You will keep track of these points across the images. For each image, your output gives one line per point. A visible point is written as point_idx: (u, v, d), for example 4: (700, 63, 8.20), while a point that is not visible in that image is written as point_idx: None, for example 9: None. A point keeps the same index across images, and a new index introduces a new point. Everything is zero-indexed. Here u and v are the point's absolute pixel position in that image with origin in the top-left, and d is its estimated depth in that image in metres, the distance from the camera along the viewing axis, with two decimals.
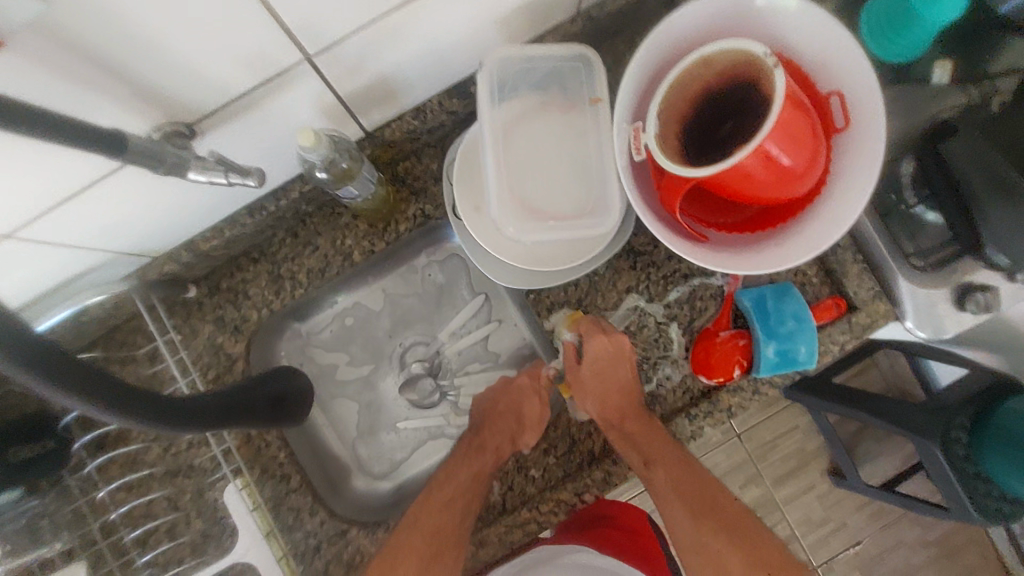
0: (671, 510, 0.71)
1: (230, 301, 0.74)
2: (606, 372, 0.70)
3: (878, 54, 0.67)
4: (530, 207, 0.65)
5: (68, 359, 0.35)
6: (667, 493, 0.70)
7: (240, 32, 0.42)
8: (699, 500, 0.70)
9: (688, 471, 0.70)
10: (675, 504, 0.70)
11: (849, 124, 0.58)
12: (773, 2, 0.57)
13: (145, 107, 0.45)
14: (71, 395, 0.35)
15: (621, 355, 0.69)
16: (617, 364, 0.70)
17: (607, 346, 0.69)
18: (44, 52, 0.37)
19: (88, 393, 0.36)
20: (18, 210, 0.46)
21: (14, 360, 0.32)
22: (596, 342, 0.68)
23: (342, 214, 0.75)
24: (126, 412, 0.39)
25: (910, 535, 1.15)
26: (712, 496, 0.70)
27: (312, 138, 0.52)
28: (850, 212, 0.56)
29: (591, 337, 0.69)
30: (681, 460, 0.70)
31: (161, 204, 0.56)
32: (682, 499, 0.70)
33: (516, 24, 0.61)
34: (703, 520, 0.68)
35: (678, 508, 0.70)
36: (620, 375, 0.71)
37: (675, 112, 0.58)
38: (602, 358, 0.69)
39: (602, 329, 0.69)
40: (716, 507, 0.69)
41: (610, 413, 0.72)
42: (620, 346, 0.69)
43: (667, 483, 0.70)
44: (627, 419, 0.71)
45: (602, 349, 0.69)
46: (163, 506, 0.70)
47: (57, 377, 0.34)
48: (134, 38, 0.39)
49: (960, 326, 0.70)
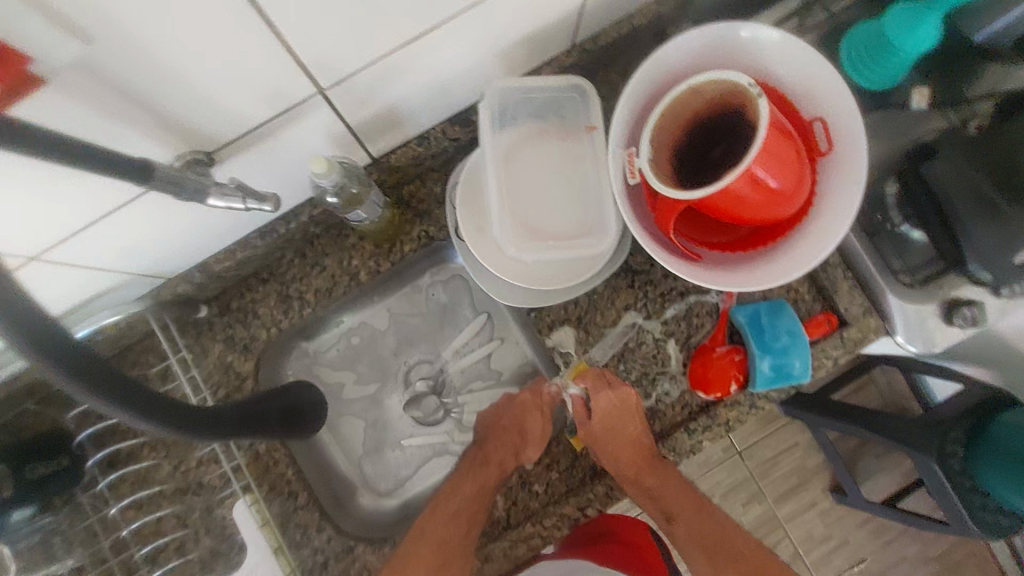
0: (690, 558, 0.71)
1: (240, 321, 0.76)
2: (613, 428, 0.72)
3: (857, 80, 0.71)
4: (531, 228, 0.67)
5: (106, 367, 0.38)
6: (689, 544, 0.72)
7: (259, 66, 0.45)
8: (715, 545, 0.71)
9: (704, 518, 0.73)
10: (694, 552, 0.71)
11: (832, 147, 0.61)
12: (756, 35, 0.61)
13: (170, 138, 0.48)
14: (106, 401, 0.38)
15: (629, 410, 0.71)
16: (625, 415, 0.72)
17: (613, 401, 0.71)
18: (83, 88, 0.40)
19: (121, 399, 0.38)
20: (48, 234, 0.49)
21: (55, 364, 0.34)
22: (604, 398, 0.71)
23: (350, 236, 0.77)
24: (155, 419, 0.41)
25: (913, 551, 1.15)
26: (725, 537, 0.71)
27: (324, 164, 0.55)
28: (836, 230, 0.59)
29: (597, 395, 0.71)
30: (694, 505, 0.74)
31: (180, 228, 0.59)
32: (702, 551, 0.71)
33: (516, 56, 0.65)
34: (720, 561, 0.69)
35: (697, 556, 0.71)
36: (630, 429, 0.72)
37: (666, 138, 0.61)
38: (610, 412, 0.72)
39: (607, 384, 0.71)
40: (728, 545, 0.70)
41: (623, 467, 0.72)
42: (625, 398, 0.71)
43: (687, 534, 0.73)
44: (641, 473, 0.73)
45: (606, 405, 0.71)
46: (172, 523, 0.71)
47: (94, 383, 0.36)
48: (165, 76, 0.42)
49: (949, 340, 0.71)
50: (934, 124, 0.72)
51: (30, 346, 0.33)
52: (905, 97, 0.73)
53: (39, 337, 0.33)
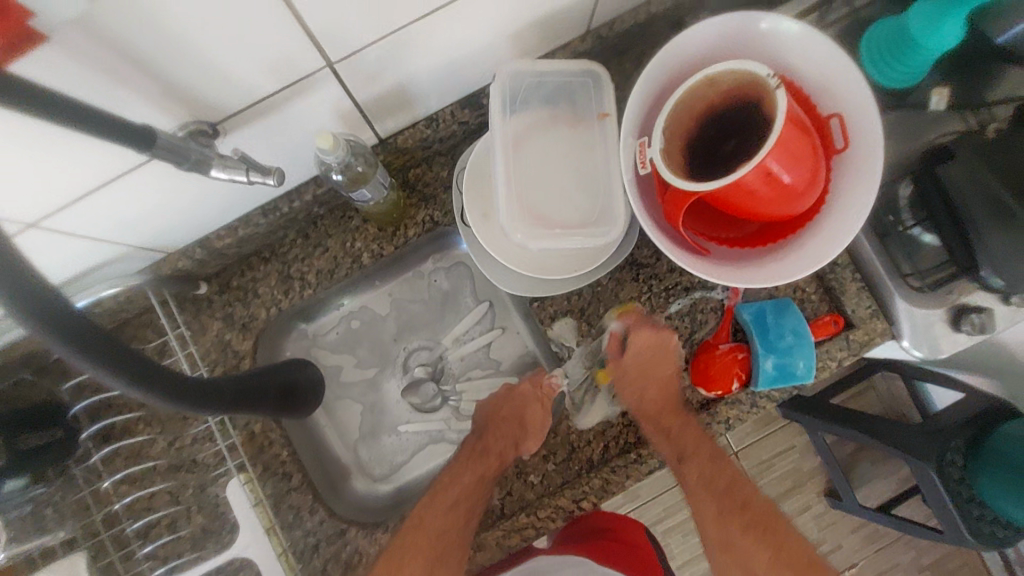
0: (699, 503, 0.74)
1: (239, 299, 0.75)
2: (649, 368, 0.73)
3: (870, 71, 0.70)
4: (537, 215, 0.66)
5: (109, 338, 0.37)
6: (700, 490, 0.74)
7: (267, 35, 0.44)
8: (728, 498, 0.73)
9: (723, 470, 0.74)
10: (705, 501, 0.73)
11: (848, 144, 0.60)
12: (775, 27, 0.59)
13: (175, 105, 0.47)
14: (111, 373, 0.37)
15: (665, 351, 0.71)
16: (660, 356, 0.72)
17: (652, 342, 0.71)
18: (86, 49, 0.39)
19: (126, 371, 0.38)
20: (48, 201, 0.48)
21: (58, 337, 0.33)
22: (643, 334, 0.71)
23: (354, 218, 0.76)
24: (159, 391, 0.41)
25: (906, 557, 1.15)
26: (739, 493, 0.73)
27: (330, 141, 0.53)
28: (847, 230, 0.58)
29: (639, 330, 0.71)
30: (715, 461, 0.73)
31: (181, 200, 0.58)
32: (714, 498, 0.73)
33: (529, 40, 0.63)
34: (729, 511, 0.72)
35: (710, 509, 0.73)
36: (663, 371, 0.73)
37: (678, 129, 0.60)
38: (647, 351, 0.72)
39: (650, 325, 0.71)
40: (741, 495, 0.73)
41: (649, 404, 0.73)
42: (666, 340, 0.71)
43: (698, 479, 0.73)
44: (665, 417, 0.72)
45: (646, 343, 0.71)
46: (164, 500, 0.70)
47: (99, 356, 0.36)
48: (170, 40, 0.41)
49: (955, 346, 0.70)
50: (949, 127, 0.71)
51: (39, 321, 0.32)
52: (923, 97, 0.72)
53: (44, 308, 0.32)
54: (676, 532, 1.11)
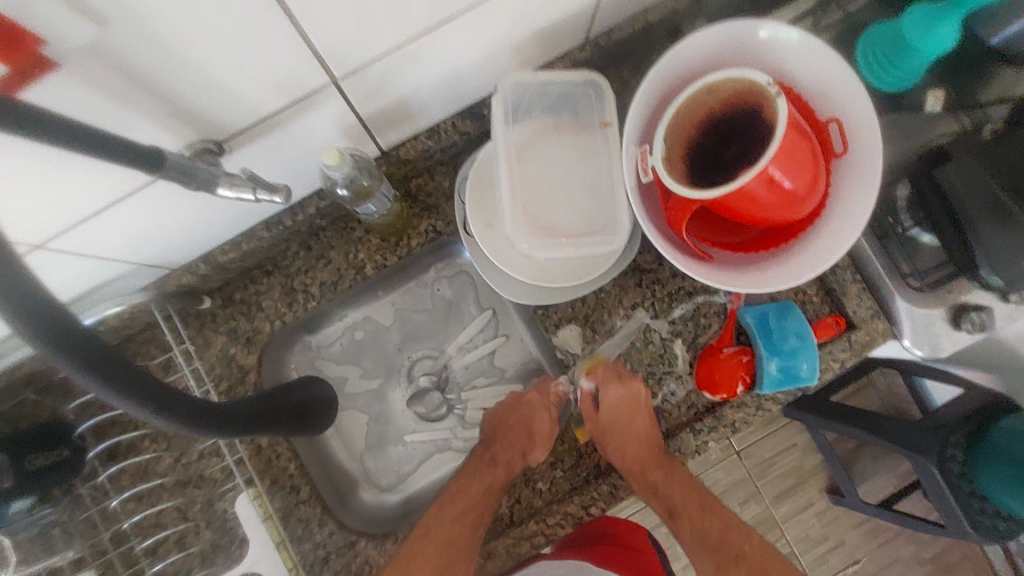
0: (697, 561, 0.74)
1: (243, 313, 0.75)
2: (621, 424, 0.73)
3: (866, 70, 0.70)
4: (541, 224, 0.67)
5: (121, 359, 0.36)
6: (684, 529, 0.76)
7: (274, 54, 0.44)
8: (721, 546, 0.73)
9: (710, 519, 0.75)
10: (703, 558, 0.74)
11: (847, 149, 0.61)
12: (773, 34, 0.60)
13: (181, 125, 0.47)
14: (121, 395, 0.36)
15: (640, 406, 0.72)
16: (634, 408, 0.72)
17: (622, 396, 0.72)
18: (94, 73, 0.39)
19: (136, 394, 0.37)
20: (53, 223, 0.48)
21: (69, 357, 0.33)
22: (612, 391, 0.72)
23: (356, 229, 0.76)
24: (169, 414, 0.41)
25: (908, 553, 1.16)
26: (733, 538, 0.73)
27: (336, 157, 0.54)
28: (849, 233, 0.59)
29: (607, 386, 0.72)
30: (701, 509, 0.76)
31: (186, 217, 0.58)
32: (709, 553, 0.73)
33: (530, 50, 0.64)
34: (725, 558, 0.72)
35: (707, 566, 0.73)
36: (639, 423, 0.73)
37: (680, 136, 0.60)
38: (619, 405, 0.72)
39: (618, 377, 0.72)
40: (733, 546, 0.73)
41: (630, 463, 0.73)
42: (636, 394, 0.72)
43: (692, 532, 0.75)
44: (648, 470, 0.74)
45: (614, 399, 0.72)
46: (173, 515, 0.70)
47: (110, 377, 0.35)
48: (178, 62, 0.41)
49: (957, 344, 0.71)
50: (944, 129, 0.72)
51: (59, 347, 0.32)
52: (918, 100, 0.73)
53: (56, 328, 0.32)
54: None
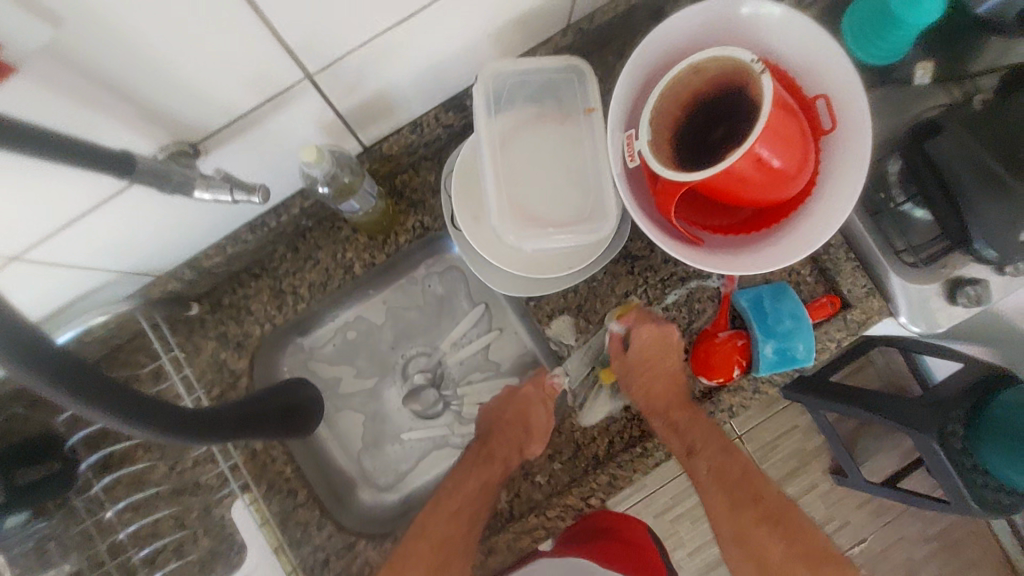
0: (710, 495, 0.73)
1: (232, 317, 0.74)
2: (652, 363, 0.72)
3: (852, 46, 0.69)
4: (529, 215, 0.66)
5: (88, 369, 0.36)
6: (708, 482, 0.73)
7: (244, 51, 0.43)
8: (736, 490, 0.72)
9: (732, 460, 0.73)
10: (716, 491, 0.73)
11: (836, 125, 0.60)
12: (756, 11, 0.59)
13: (153, 128, 0.46)
14: (92, 406, 0.36)
15: (668, 347, 0.71)
16: (664, 347, 0.71)
17: (656, 336, 0.70)
18: (56, 76, 0.37)
19: (107, 403, 0.37)
20: (27, 233, 0.47)
21: (30, 370, 0.32)
22: (646, 331, 0.70)
23: (343, 228, 0.75)
24: (146, 423, 0.40)
25: (913, 530, 1.16)
26: (753, 486, 0.72)
27: (314, 154, 0.53)
28: (841, 211, 0.58)
29: (642, 328, 0.70)
30: (723, 450, 0.72)
31: (166, 222, 0.57)
32: (723, 490, 0.72)
33: (510, 37, 0.62)
34: (741, 501, 0.71)
35: (719, 498, 0.72)
36: (667, 364, 0.72)
37: (666, 119, 0.59)
38: (648, 348, 0.71)
39: (652, 320, 0.71)
40: (751, 489, 0.72)
41: (654, 402, 0.72)
42: (667, 336, 0.71)
43: (709, 474, 0.73)
44: (672, 411, 0.72)
45: (648, 336, 0.70)
46: (170, 524, 0.69)
47: (77, 388, 0.34)
48: (142, 62, 0.40)
49: (952, 320, 0.70)
50: (934, 101, 0.71)
51: (26, 366, 0.32)
52: (909, 72, 0.71)
53: (11, 341, 0.31)
54: (685, 519, 1.12)
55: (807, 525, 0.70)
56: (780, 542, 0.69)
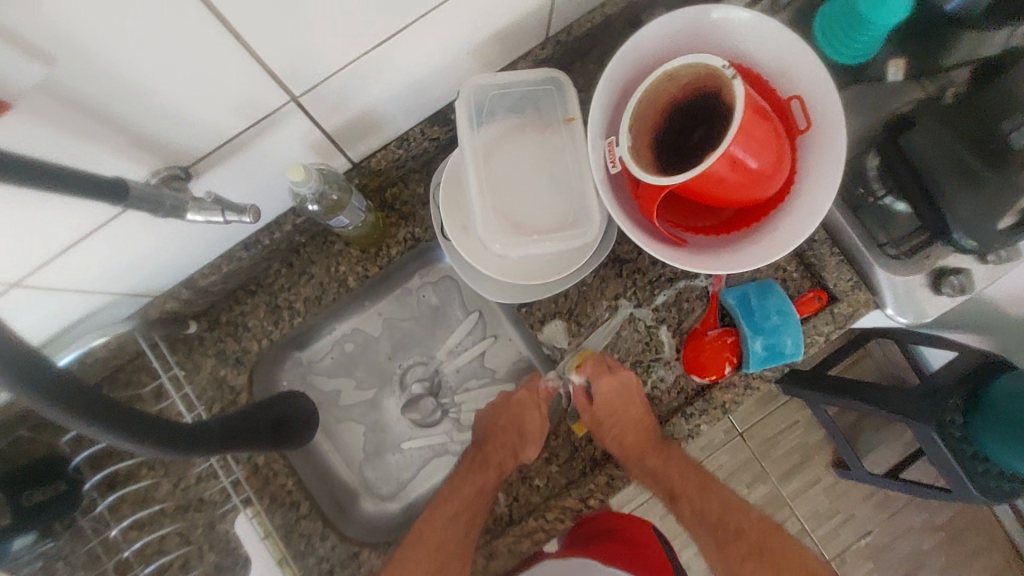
0: (698, 539, 0.73)
1: (230, 334, 0.76)
2: (618, 410, 0.72)
3: (820, 39, 0.71)
4: (514, 223, 0.67)
5: (93, 392, 0.38)
6: (690, 520, 0.73)
7: (229, 77, 0.45)
8: (720, 527, 0.71)
9: (710, 497, 0.73)
10: (699, 527, 0.72)
11: (810, 125, 0.62)
12: (727, 16, 0.61)
13: (143, 154, 0.47)
14: (96, 426, 0.38)
15: (632, 389, 0.72)
16: (628, 397, 0.72)
17: (614, 384, 0.71)
18: (49, 110, 0.39)
19: (109, 423, 0.39)
20: (26, 261, 0.49)
21: (41, 395, 0.34)
22: (605, 382, 0.71)
23: (336, 242, 0.77)
24: (143, 439, 0.42)
25: (918, 521, 1.16)
26: (732, 518, 0.71)
27: (302, 173, 0.54)
28: (819, 208, 0.59)
29: (599, 379, 0.71)
30: (700, 489, 0.73)
31: (161, 243, 0.59)
32: (708, 535, 0.71)
33: (490, 52, 0.64)
34: (724, 539, 0.70)
35: (701, 529, 0.72)
36: (632, 411, 0.73)
37: (645, 124, 0.61)
38: (614, 397, 0.72)
39: (608, 368, 0.72)
40: (732, 527, 0.70)
41: (627, 448, 0.72)
42: (628, 381, 0.72)
43: (692, 513, 0.73)
44: (647, 455, 0.73)
45: (608, 390, 0.71)
46: (175, 540, 0.70)
47: (84, 410, 0.37)
48: (131, 92, 0.42)
49: (940, 308, 0.71)
50: (910, 95, 0.73)
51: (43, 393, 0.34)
52: (880, 70, 0.74)
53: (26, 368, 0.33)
54: None
55: (793, 546, 0.68)
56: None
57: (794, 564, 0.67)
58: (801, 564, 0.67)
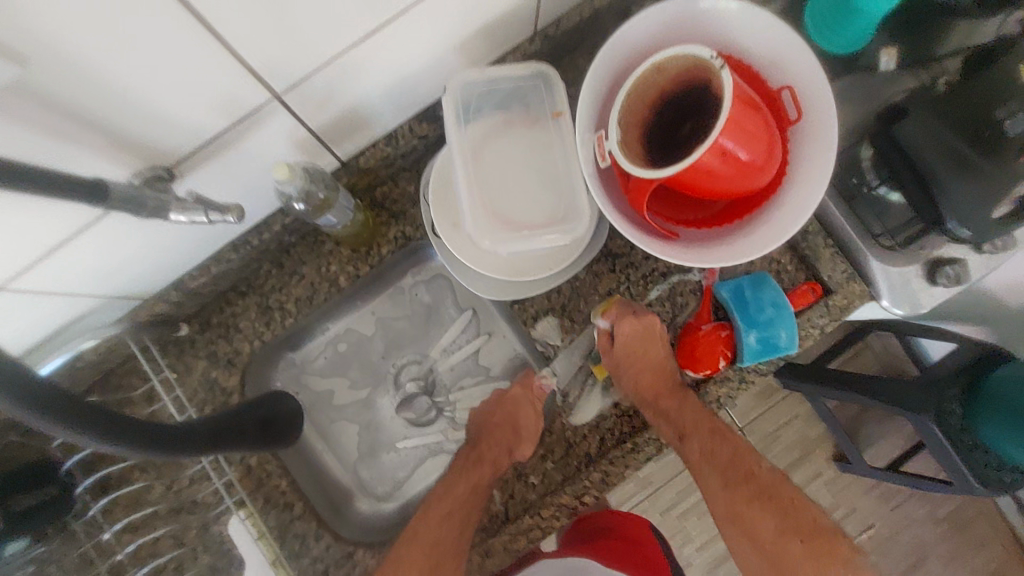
0: (702, 474, 0.75)
1: (222, 335, 0.75)
2: (639, 355, 0.72)
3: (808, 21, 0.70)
4: (504, 219, 0.67)
5: (69, 396, 0.37)
6: (699, 462, 0.74)
7: (208, 75, 0.44)
8: (730, 471, 0.73)
9: (721, 443, 0.73)
10: (706, 468, 0.74)
11: (801, 115, 0.61)
12: (715, 6, 0.60)
13: (124, 154, 0.47)
14: (71, 430, 0.37)
15: (652, 336, 0.71)
16: (649, 340, 0.71)
17: (638, 327, 0.70)
18: (23, 111, 0.39)
19: (86, 427, 0.38)
20: (10, 264, 0.48)
21: (12, 398, 0.33)
22: (627, 327, 0.70)
23: (326, 242, 0.76)
24: (124, 441, 0.41)
25: (919, 513, 1.16)
26: (742, 462, 0.73)
27: (286, 171, 0.54)
28: (811, 198, 0.58)
29: (623, 322, 0.69)
30: (715, 432, 0.73)
31: (147, 245, 0.58)
32: (716, 471, 0.74)
33: (476, 47, 0.64)
34: (732, 479, 0.73)
35: (715, 479, 0.74)
36: (658, 352, 0.73)
37: (634, 117, 0.60)
38: (634, 339, 0.71)
39: (634, 313, 0.70)
40: (744, 467, 0.73)
41: (643, 390, 0.74)
42: (651, 326, 0.71)
43: (701, 455, 0.73)
44: (660, 397, 0.74)
45: (630, 331, 0.70)
46: (170, 543, 0.70)
47: (59, 413, 0.36)
48: (107, 91, 0.41)
49: (934, 300, 0.71)
50: (901, 85, 0.73)
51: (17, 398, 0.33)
52: (872, 59, 0.72)
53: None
54: (690, 514, 1.12)
55: (800, 500, 0.71)
56: (769, 518, 0.70)
57: (800, 510, 0.70)
58: (805, 511, 0.70)
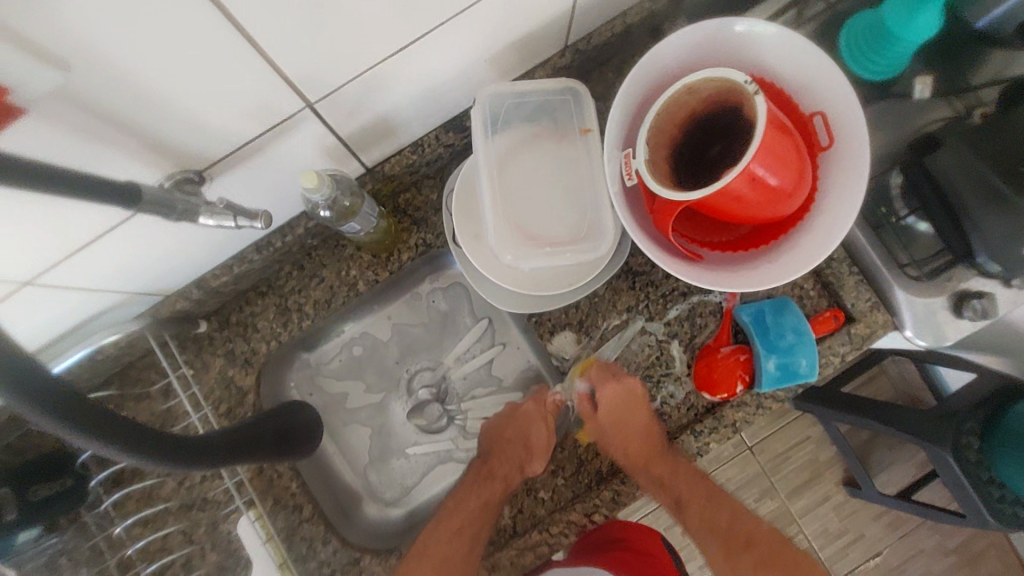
0: (703, 545, 0.74)
1: (239, 335, 0.76)
2: (624, 422, 0.72)
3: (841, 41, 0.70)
4: (527, 233, 0.67)
5: (81, 401, 0.37)
6: (700, 531, 0.74)
7: (244, 81, 0.44)
8: (729, 537, 0.73)
9: (718, 509, 0.74)
10: (710, 543, 0.73)
11: (834, 142, 0.60)
12: (751, 30, 0.59)
13: (158, 158, 0.47)
14: (81, 434, 0.37)
15: (635, 399, 0.71)
16: (631, 408, 0.72)
17: (620, 392, 0.71)
18: (64, 116, 0.39)
19: (96, 432, 0.38)
20: (38, 260, 0.49)
21: (18, 397, 0.33)
22: (608, 389, 0.71)
23: (347, 246, 0.77)
24: (133, 450, 0.41)
25: (928, 543, 1.14)
26: (739, 525, 0.73)
27: (314, 180, 0.54)
28: (839, 227, 0.58)
29: (602, 387, 0.72)
30: (710, 500, 0.74)
31: (172, 246, 0.59)
32: (716, 537, 0.73)
33: (507, 61, 0.63)
34: (733, 547, 0.72)
35: (712, 547, 0.73)
36: (639, 422, 0.72)
37: (664, 138, 0.59)
38: (616, 406, 0.72)
39: (613, 377, 0.72)
40: (740, 531, 0.73)
41: (631, 454, 0.73)
42: (633, 390, 0.71)
43: (699, 521, 0.74)
44: (653, 463, 0.73)
45: (613, 398, 0.72)
46: (178, 539, 0.71)
47: (68, 416, 0.36)
48: (143, 96, 0.41)
49: (960, 332, 0.69)
50: (937, 114, 0.71)
51: (31, 396, 0.33)
52: (907, 87, 0.71)
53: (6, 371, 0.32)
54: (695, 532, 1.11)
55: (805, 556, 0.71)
56: None
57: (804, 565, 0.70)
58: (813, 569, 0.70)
